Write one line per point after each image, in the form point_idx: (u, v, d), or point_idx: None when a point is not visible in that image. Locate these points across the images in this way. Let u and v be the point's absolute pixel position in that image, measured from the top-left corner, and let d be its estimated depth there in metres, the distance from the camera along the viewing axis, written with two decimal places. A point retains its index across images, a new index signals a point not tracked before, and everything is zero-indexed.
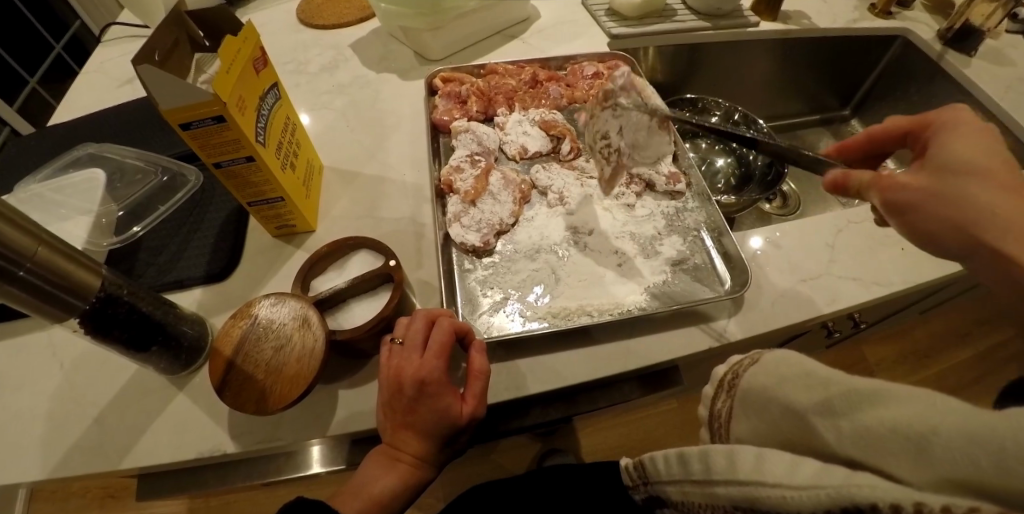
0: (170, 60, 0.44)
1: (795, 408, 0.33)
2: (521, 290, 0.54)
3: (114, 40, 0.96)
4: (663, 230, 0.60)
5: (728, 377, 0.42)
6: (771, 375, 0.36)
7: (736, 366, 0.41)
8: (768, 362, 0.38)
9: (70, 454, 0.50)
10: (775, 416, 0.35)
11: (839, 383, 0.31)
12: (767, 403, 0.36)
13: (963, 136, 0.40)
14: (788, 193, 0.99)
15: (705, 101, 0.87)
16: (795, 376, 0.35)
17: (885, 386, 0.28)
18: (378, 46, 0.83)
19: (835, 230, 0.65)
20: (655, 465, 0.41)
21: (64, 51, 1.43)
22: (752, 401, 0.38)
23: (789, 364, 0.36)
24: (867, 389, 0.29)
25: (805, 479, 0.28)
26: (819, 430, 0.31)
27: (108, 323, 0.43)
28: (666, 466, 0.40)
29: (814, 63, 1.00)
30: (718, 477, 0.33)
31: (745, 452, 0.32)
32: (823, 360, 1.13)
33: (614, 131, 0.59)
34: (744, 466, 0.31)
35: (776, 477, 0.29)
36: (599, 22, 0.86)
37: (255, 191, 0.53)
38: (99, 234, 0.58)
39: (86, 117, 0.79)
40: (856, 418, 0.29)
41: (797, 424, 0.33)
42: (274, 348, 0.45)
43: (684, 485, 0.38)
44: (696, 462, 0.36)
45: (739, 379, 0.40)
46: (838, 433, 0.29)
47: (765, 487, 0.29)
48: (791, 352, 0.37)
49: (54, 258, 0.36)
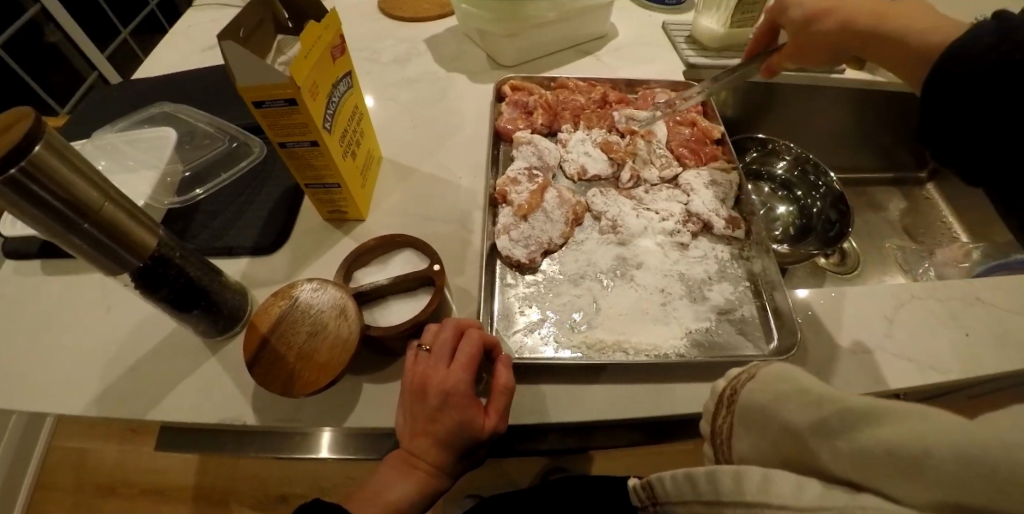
0: (252, 38, 0.46)
1: (791, 427, 0.32)
2: (560, 314, 0.53)
3: (205, 5, 1.00)
4: (714, 275, 0.57)
5: (727, 392, 0.39)
6: (770, 391, 0.35)
7: (734, 381, 0.39)
8: (769, 377, 0.36)
9: (104, 390, 0.53)
10: (775, 434, 0.33)
11: (834, 399, 0.30)
12: (768, 420, 0.34)
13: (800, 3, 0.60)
14: (847, 250, 0.93)
15: (775, 144, 0.82)
16: (792, 393, 0.33)
17: (880, 403, 0.28)
18: (452, 44, 0.83)
19: (896, 303, 0.60)
20: (664, 484, 0.39)
21: (157, 8, 1.52)
22: (750, 416, 0.36)
23: (782, 380, 0.35)
24: (862, 407, 0.28)
25: (809, 500, 0.27)
26: (818, 451, 0.30)
27: (158, 281, 0.45)
28: (674, 486, 0.37)
29: (896, 119, 0.95)
30: (726, 497, 0.32)
31: (752, 473, 0.31)
32: None
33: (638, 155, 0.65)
34: (749, 485, 0.30)
35: (780, 498, 0.29)
36: (678, 48, 0.83)
37: (314, 175, 0.54)
38: (161, 192, 0.61)
39: (167, 75, 0.82)
40: (856, 437, 0.28)
41: (797, 444, 0.31)
42: (308, 332, 0.45)
43: (691, 505, 0.35)
44: (703, 481, 0.34)
45: (738, 394, 0.38)
46: (835, 453, 0.28)
47: (770, 510, 0.29)
48: (790, 367, 0.36)
49: (117, 215, 0.38)
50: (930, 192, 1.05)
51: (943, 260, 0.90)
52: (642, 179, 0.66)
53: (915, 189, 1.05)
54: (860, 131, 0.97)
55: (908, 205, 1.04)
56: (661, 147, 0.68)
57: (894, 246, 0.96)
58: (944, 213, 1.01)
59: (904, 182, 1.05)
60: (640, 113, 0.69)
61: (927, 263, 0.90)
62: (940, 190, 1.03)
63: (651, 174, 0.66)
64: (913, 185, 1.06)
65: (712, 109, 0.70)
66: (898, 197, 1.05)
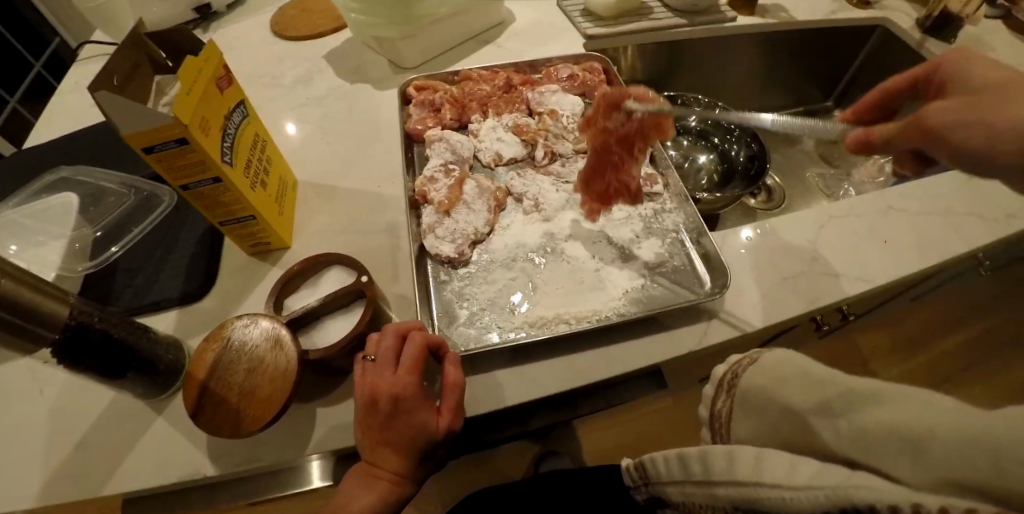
0: (129, 85, 0.43)
1: (792, 408, 0.33)
2: (499, 299, 0.53)
3: (88, 58, 0.94)
4: (641, 232, 0.59)
5: (727, 377, 0.41)
6: (770, 376, 0.36)
7: (735, 366, 0.41)
8: (769, 362, 0.38)
9: (51, 482, 0.49)
10: (774, 418, 0.34)
11: (840, 385, 0.31)
12: (768, 404, 0.35)
13: (985, 72, 0.40)
14: (773, 187, 0.99)
15: (684, 97, 0.86)
16: (793, 378, 0.35)
17: (883, 389, 0.28)
18: (353, 56, 0.83)
19: (817, 226, 0.64)
20: (655, 465, 0.41)
21: (44, 69, 1.33)
22: (750, 402, 0.37)
23: (790, 366, 0.36)
24: (864, 391, 0.29)
25: (803, 480, 0.27)
26: (821, 432, 0.30)
27: (80, 352, 0.43)
28: (665, 468, 0.39)
29: (794, 56, 1.01)
30: (718, 478, 0.33)
31: (745, 455, 0.31)
32: (831, 345, 1.10)
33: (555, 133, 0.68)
34: (743, 468, 0.31)
35: (775, 478, 0.29)
36: (575, 22, 0.86)
37: (225, 211, 0.52)
38: (72, 260, 0.58)
39: (58, 138, 0.78)
40: (854, 418, 0.28)
41: (799, 427, 0.32)
42: (246, 370, 0.44)
43: (684, 486, 0.37)
44: (695, 463, 0.35)
45: (737, 379, 0.40)
46: (836, 434, 0.29)
47: (762, 488, 0.29)
48: (793, 355, 0.37)
49: (19, 290, 0.36)
50: (838, 118, 1.10)
51: (860, 180, 0.97)
52: (557, 153, 0.67)
53: (825, 118, 1.11)
54: (764, 72, 1.02)
55: None
56: (570, 121, 0.69)
57: (814, 174, 1.02)
58: None
59: (814, 114, 1.11)
60: (550, 87, 0.72)
61: (846, 185, 0.98)
62: None
63: (565, 147, 0.67)
64: (822, 115, 1.12)
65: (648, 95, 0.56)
66: None
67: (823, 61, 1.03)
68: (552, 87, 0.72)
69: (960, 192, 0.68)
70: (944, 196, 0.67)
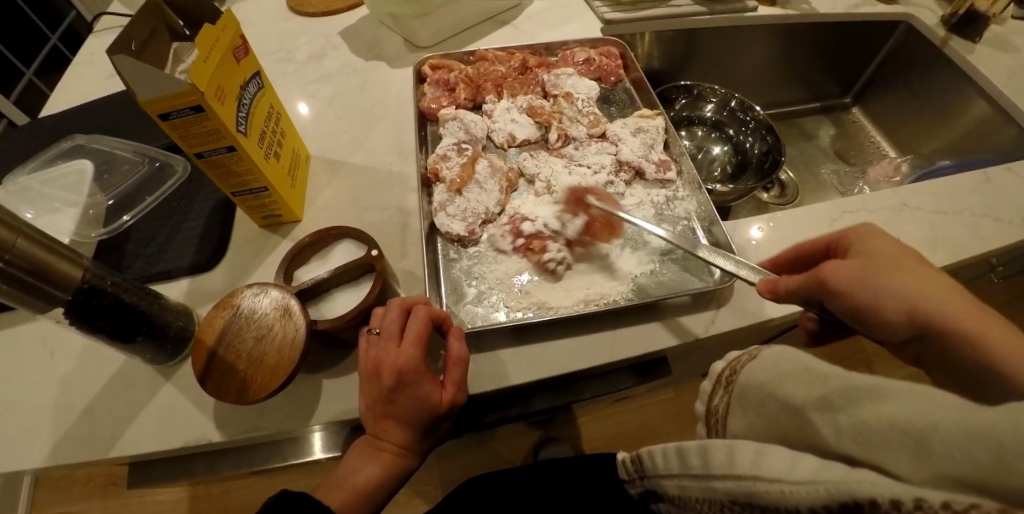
0: (146, 50, 0.44)
1: (793, 404, 0.30)
2: (507, 278, 0.54)
3: (105, 30, 0.95)
4: (653, 218, 0.59)
5: (725, 372, 0.39)
6: (769, 370, 0.34)
7: (733, 362, 0.39)
8: (768, 356, 0.35)
9: (61, 442, 0.50)
10: (773, 412, 0.32)
11: (839, 376, 0.28)
12: (767, 399, 0.33)
13: (878, 245, 0.39)
14: (786, 182, 0.98)
15: (700, 88, 0.84)
16: (794, 372, 0.32)
17: (883, 381, 0.26)
18: (368, 33, 0.82)
19: (828, 220, 0.63)
20: (654, 459, 0.41)
21: (60, 42, 1.33)
22: (749, 397, 0.35)
23: (784, 358, 0.33)
24: (863, 382, 0.26)
25: (803, 474, 0.25)
26: (819, 427, 0.28)
27: (93, 315, 0.43)
28: (664, 461, 0.39)
29: (813, 51, 0.99)
30: (717, 471, 0.31)
31: (745, 448, 0.30)
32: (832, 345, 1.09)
33: (569, 116, 0.68)
34: (743, 461, 0.29)
35: (775, 472, 0.27)
36: (593, 7, 0.85)
37: (238, 181, 0.52)
38: (87, 226, 0.58)
39: (75, 108, 0.78)
40: (855, 413, 0.26)
41: (797, 422, 0.30)
42: (255, 338, 0.45)
43: (682, 480, 0.36)
44: (695, 456, 0.34)
45: (736, 375, 0.38)
46: (837, 430, 0.26)
47: (763, 482, 0.27)
48: (790, 346, 0.34)
49: (35, 251, 0.36)
50: (856, 115, 1.09)
51: (875, 178, 0.95)
52: (570, 137, 0.66)
53: (842, 115, 1.10)
54: (782, 65, 1.00)
55: (836, 130, 1.08)
56: (585, 105, 0.69)
57: (829, 171, 1.01)
58: (871, 133, 1.06)
59: (832, 110, 1.10)
60: (566, 71, 0.72)
61: (862, 183, 0.96)
62: (865, 112, 1.08)
63: (578, 131, 0.67)
64: (840, 111, 1.10)
65: (632, 156, 0.62)
66: (827, 125, 1.09)
67: (844, 57, 1.01)
68: (568, 71, 0.72)
69: (976, 194, 0.66)
70: (961, 196, 0.66)
